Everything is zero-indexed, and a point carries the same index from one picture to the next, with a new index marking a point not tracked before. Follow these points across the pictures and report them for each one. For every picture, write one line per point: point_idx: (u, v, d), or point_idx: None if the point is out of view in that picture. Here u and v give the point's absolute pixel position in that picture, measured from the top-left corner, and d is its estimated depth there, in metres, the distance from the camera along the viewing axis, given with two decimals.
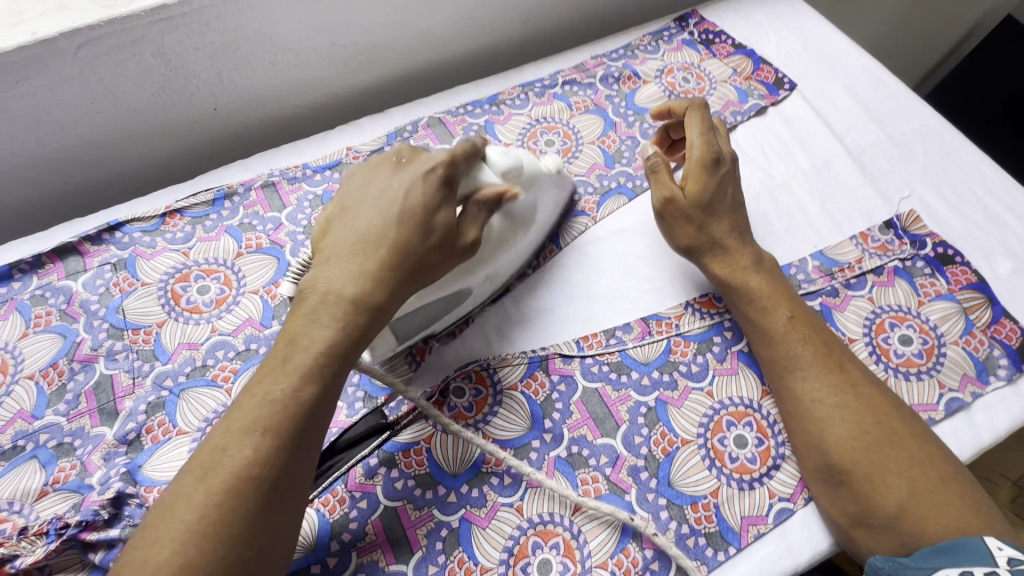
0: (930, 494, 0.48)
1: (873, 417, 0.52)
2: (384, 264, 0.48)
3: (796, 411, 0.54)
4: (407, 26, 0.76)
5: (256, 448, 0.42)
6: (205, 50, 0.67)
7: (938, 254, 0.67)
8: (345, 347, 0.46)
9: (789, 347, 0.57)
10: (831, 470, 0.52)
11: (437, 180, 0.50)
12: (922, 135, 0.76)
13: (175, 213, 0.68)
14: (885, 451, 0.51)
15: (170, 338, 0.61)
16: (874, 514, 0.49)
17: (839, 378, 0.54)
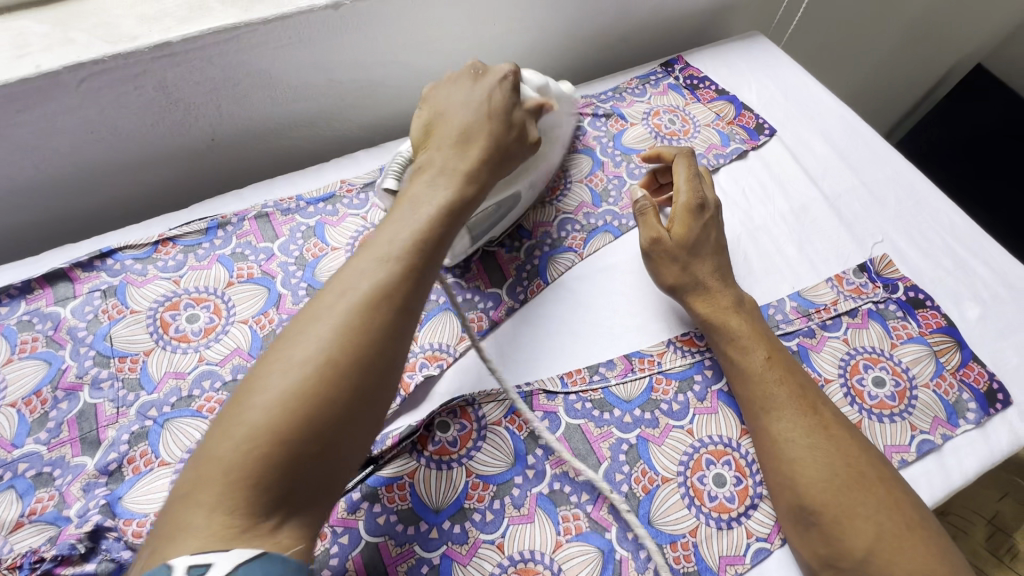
0: (895, 540, 0.50)
1: (845, 460, 0.54)
2: (482, 147, 0.59)
3: (772, 451, 0.56)
4: (403, 65, 0.79)
5: (381, 290, 0.47)
6: (205, 84, 0.69)
7: (910, 298, 0.69)
8: (451, 218, 0.54)
9: (766, 388, 0.58)
10: (803, 511, 0.53)
11: (509, 86, 0.63)
12: (894, 182, 0.80)
13: (168, 240, 0.69)
14: (853, 495, 0.52)
15: (156, 367, 0.61)
16: (843, 557, 0.50)
17: (813, 420, 0.56)
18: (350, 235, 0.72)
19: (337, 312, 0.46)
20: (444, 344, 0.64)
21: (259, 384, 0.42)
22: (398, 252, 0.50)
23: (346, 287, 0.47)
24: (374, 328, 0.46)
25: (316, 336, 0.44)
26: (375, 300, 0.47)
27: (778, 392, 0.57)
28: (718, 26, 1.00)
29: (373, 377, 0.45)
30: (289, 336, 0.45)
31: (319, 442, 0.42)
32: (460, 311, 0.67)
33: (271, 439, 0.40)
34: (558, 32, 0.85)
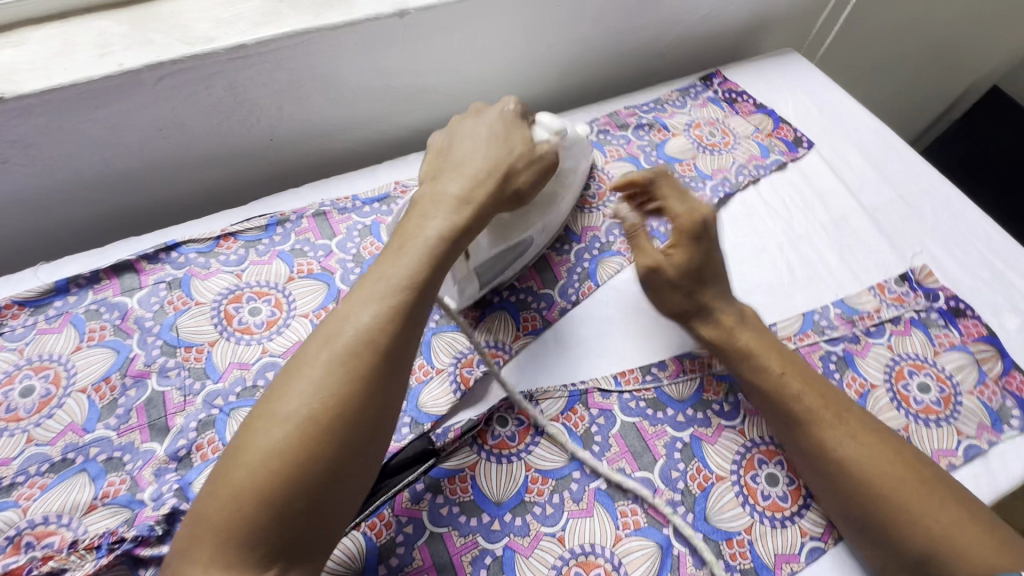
0: (956, 538, 0.49)
1: (883, 463, 0.53)
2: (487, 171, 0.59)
3: (813, 463, 0.56)
4: (456, 73, 0.81)
5: (366, 342, 0.46)
6: (272, 86, 0.71)
7: (951, 307, 0.71)
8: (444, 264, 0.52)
9: (788, 403, 0.57)
10: (858, 524, 0.53)
11: (512, 112, 0.65)
12: (930, 196, 0.82)
13: (230, 235, 0.71)
14: (898, 500, 0.51)
15: (221, 357, 0.63)
16: (902, 562, 0.51)
17: (837, 431, 0.55)
18: None
19: (337, 349, 0.45)
20: (501, 343, 0.66)
21: (262, 426, 0.43)
22: (395, 281, 0.50)
23: (335, 331, 0.47)
24: (370, 355, 0.46)
25: (312, 378, 0.44)
26: (368, 331, 0.46)
27: (796, 405, 0.57)
28: (752, 42, 1.03)
29: (368, 412, 0.45)
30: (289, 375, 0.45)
31: (304, 498, 0.41)
32: (513, 311, 0.69)
33: (270, 481, 0.40)
34: (603, 45, 0.88)
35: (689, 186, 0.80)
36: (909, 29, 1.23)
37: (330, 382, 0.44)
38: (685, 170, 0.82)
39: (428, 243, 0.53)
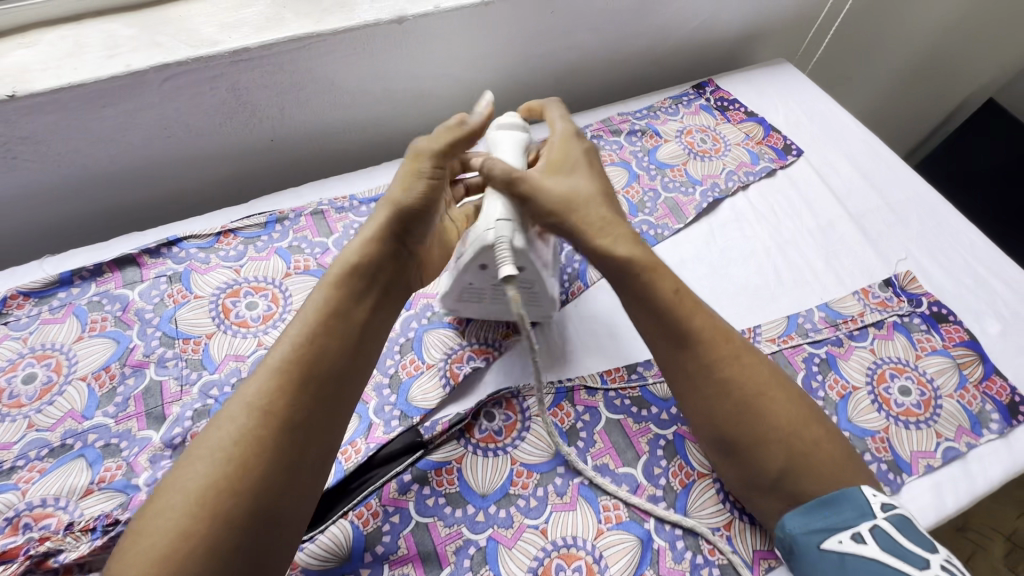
0: (804, 458, 0.54)
1: (756, 391, 0.56)
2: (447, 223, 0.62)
3: (681, 379, 0.58)
4: (453, 77, 0.84)
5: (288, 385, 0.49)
6: (273, 88, 0.74)
7: (933, 312, 0.72)
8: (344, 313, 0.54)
9: (688, 322, 0.58)
10: (721, 442, 0.56)
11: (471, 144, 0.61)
12: (916, 204, 0.83)
13: (230, 232, 0.73)
14: (763, 421, 0.55)
15: (217, 349, 0.65)
16: (759, 478, 0.54)
17: (727, 351, 0.58)
18: None
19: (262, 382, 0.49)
20: (492, 339, 0.68)
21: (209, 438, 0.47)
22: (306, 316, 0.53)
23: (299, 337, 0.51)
24: (283, 384, 0.49)
25: (252, 395, 0.48)
26: (286, 363, 0.50)
27: (694, 323, 0.58)
28: (746, 52, 1.05)
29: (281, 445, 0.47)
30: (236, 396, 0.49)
31: (225, 525, 0.43)
32: None
33: (204, 494, 0.43)
34: (598, 53, 0.91)
35: (679, 192, 0.82)
36: (897, 35, 1.26)
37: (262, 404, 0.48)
38: (676, 175, 0.84)
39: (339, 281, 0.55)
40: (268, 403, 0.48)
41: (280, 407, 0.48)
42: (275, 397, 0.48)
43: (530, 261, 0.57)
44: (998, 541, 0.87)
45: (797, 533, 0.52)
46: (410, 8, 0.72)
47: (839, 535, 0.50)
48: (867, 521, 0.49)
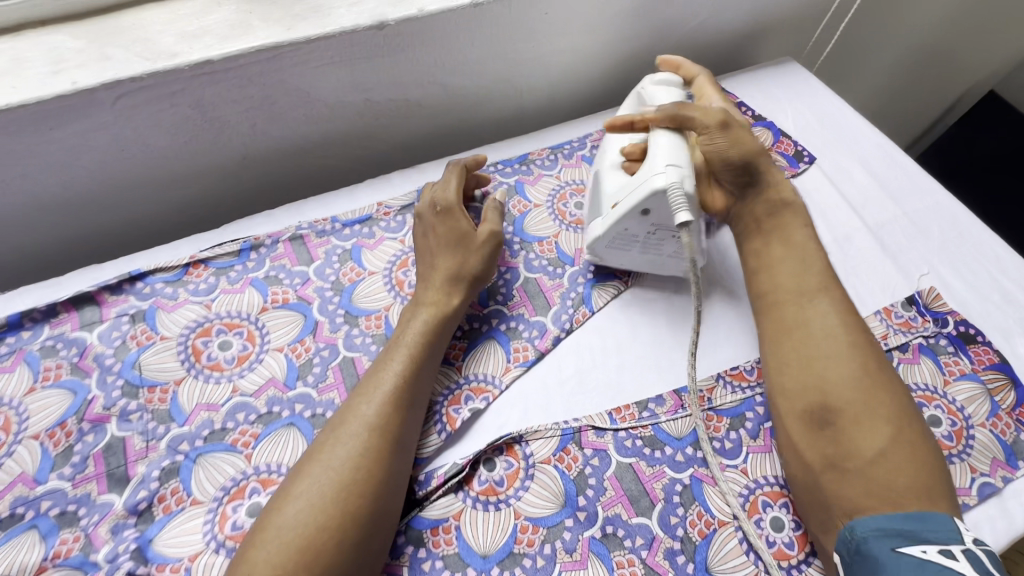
0: (908, 448, 0.50)
1: (878, 367, 0.55)
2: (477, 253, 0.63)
3: (798, 337, 0.58)
4: (441, 85, 0.77)
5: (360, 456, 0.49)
6: (242, 102, 0.67)
7: (960, 332, 0.68)
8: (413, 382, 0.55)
9: (819, 282, 0.61)
10: (820, 410, 0.54)
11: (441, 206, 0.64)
12: (936, 213, 0.79)
13: (199, 262, 0.67)
14: (876, 399, 0.53)
15: (187, 398, 0.59)
16: (849, 457, 0.51)
17: (857, 325, 0.58)
18: (388, 259, 0.69)
19: (324, 467, 0.48)
20: (490, 376, 0.62)
21: (273, 522, 0.45)
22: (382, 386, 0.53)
23: (342, 420, 0.52)
24: (357, 456, 0.49)
25: (331, 465, 0.48)
26: (369, 429, 0.50)
27: (836, 286, 0.60)
28: (749, 51, 0.99)
29: (353, 520, 0.46)
30: (291, 484, 0.48)
31: None
32: (504, 341, 0.65)
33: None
34: (595, 55, 0.84)
35: None
36: (899, 21, 1.20)
37: (329, 490, 0.47)
38: None
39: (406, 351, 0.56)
40: (335, 490, 0.47)
41: (345, 488, 0.47)
42: (338, 493, 0.47)
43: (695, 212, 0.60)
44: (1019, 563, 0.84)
45: (869, 535, 0.47)
46: (390, 12, 0.66)
47: (923, 545, 0.44)
48: (957, 542, 0.44)
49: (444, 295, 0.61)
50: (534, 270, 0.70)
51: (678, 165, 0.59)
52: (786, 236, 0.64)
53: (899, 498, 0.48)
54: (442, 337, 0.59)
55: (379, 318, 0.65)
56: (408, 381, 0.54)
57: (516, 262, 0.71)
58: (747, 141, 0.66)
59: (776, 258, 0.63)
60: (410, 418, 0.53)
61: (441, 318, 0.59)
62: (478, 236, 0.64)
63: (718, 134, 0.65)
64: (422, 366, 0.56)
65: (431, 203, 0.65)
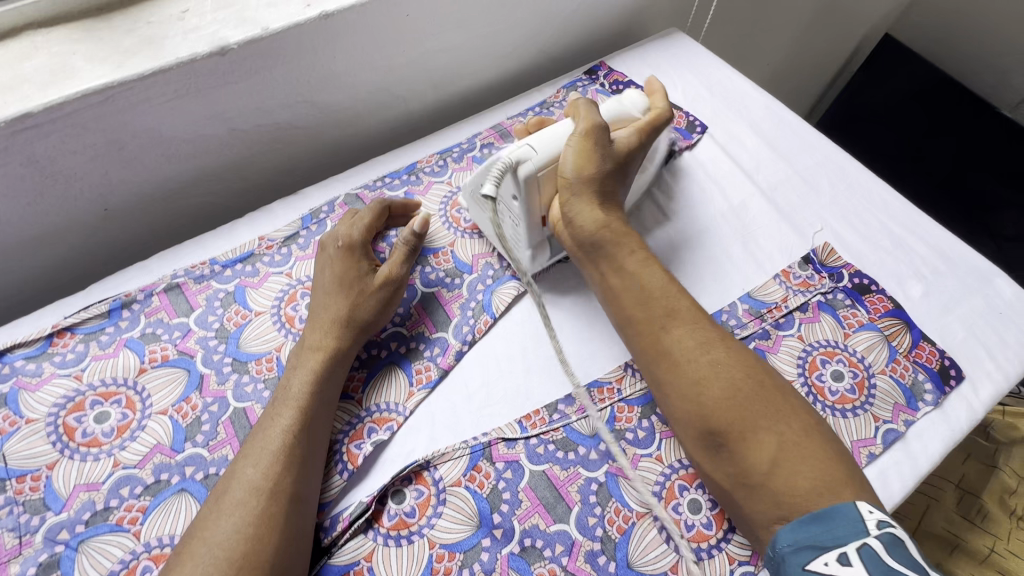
0: (796, 449, 0.50)
1: (743, 374, 0.54)
2: (369, 292, 0.60)
3: (671, 367, 0.55)
4: (311, 104, 0.73)
5: (244, 531, 0.46)
6: (84, 152, 0.62)
7: (856, 284, 0.69)
8: (302, 439, 0.52)
9: (671, 301, 0.58)
10: (711, 435, 0.52)
11: (341, 248, 0.62)
12: (826, 168, 0.80)
13: (64, 330, 0.62)
14: (756, 406, 0.52)
15: (63, 482, 0.54)
16: (751, 472, 0.50)
17: (708, 336, 0.56)
18: (275, 296, 0.66)
19: (210, 547, 0.45)
20: (394, 403, 0.60)
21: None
22: (270, 448, 0.51)
23: (225, 489, 0.49)
24: (243, 532, 0.46)
25: (214, 549, 0.45)
26: (255, 494, 0.48)
27: (681, 304, 0.58)
28: (635, 27, 0.98)
29: None
30: (174, 570, 0.44)
31: None
32: (406, 363, 0.62)
33: None
34: (473, 52, 0.81)
35: None
36: None
37: (218, 569, 0.44)
38: None
39: (291, 411, 0.53)
40: (225, 567, 0.44)
41: (237, 563, 0.44)
42: (229, 570, 0.44)
43: (521, 194, 0.60)
44: (949, 491, 0.88)
45: (784, 551, 0.46)
46: (231, 35, 0.62)
47: (825, 556, 0.43)
48: (856, 540, 0.43)
49: (335, 337, 0.58)
50: (432, 284, 0.68)
51: (536, 148, 0.60)
52: (622, 260, 0.61)
53: (804, 501, 0.47)
54: (333, 382, 0.57)
55: (270, 360, 0.62)
56: (297, 437, 0.52)
57: (413, 278, 0.68)
58: (590, 164, 0.60)
59: (613, 289, 0.60)
60: (307, 473, 0.51)
61: (330, 363, 0.57)
62: (376, 279, 0.61)
63: (574, 145, 0.61)
64: (313, 416, 0.54)
65: (334, 238, 0.63)
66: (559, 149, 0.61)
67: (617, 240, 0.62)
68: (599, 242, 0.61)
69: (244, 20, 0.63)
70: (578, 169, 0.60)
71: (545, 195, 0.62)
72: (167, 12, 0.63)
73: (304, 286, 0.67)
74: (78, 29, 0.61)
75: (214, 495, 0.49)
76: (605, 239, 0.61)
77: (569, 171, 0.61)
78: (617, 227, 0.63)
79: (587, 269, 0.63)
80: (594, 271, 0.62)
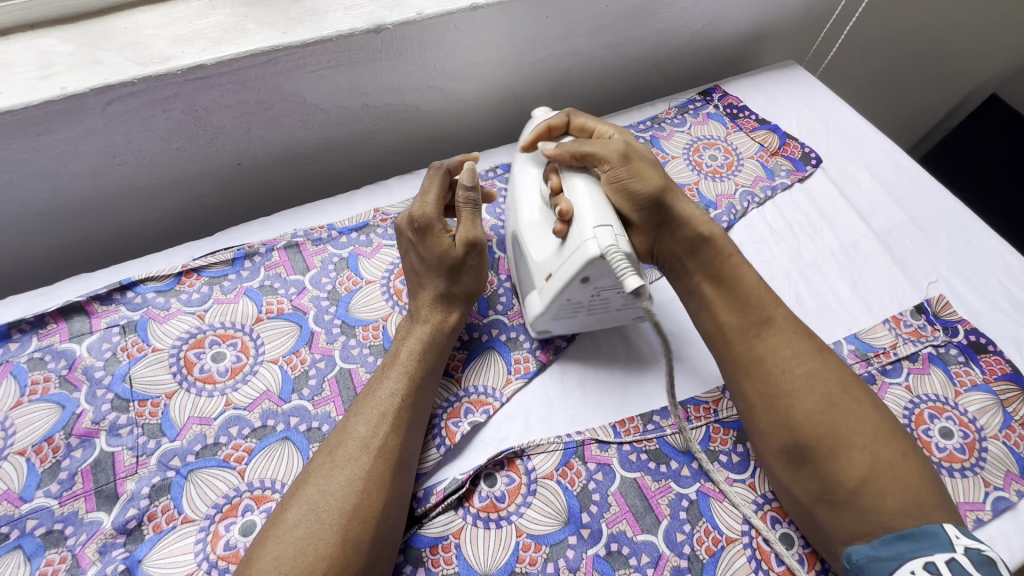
0: (890, 468, 0.49)
1: (840, 389, 0.53)
2: (458, 266, 0.59)
3: (761, 377, 0.55)
4: (439, 90, 0.76)
5: (350, 488, 0.48)
6: (236, 107, 0.65)
7: (971, 341, 0.66)
8: (404, 406, 0.53)
9: (767, 309, 0.57)
10: (796, 446, 0.52)
11: (416, 231, 0.59)
12: (943, 219, 0.77)
13: (192, 271, 0.65)
14: (847, 422, 0.51)
15: (179, 412, 0.57)
16: (836, 487, 0.50)
17: (809, 347, 0.56)
18: (385, 268, 0.68)
19: (320, 497, 0.48)
20: (491, 388, 0.61)
21: (270, 550, 0.45)
22: (373, 413, 0.53)
23: (337, 442, 0.51)
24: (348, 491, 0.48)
25: (326, 496, 0.48)
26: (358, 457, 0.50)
27: (776, 314, 0.57)
28: (751, 56, 0.98)
29: (356, 552, 0.46)
30: (288, 507, 0.48)
31: None
32: (506, 352, 0.63)
33: None
34: (595, 59, 0.83)
35: None
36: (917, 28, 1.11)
37: (329, 517, 0.46)
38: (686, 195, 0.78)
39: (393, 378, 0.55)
40: (337, 516, 0.47)
41: (348, 513, 0.47)
42: (340, 519, 0.46)
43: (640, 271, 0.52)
44: None
45: (862, 563, 0.47)
46: (388, 15, 0.65)
47: (910, 565, 0.45)
48: (942, 554, 0.44)
49: (440, 314, 0.60)
50: None
51: (608, 222, 0.52)
52: (720, 267, 0.59)
53: (890, 520, 0.47)
54: (438, 356, 0.58)
55: (376, 328, 0.64)
56: (401, 401, 0.54)
57: None
58: (651, 176, 0.58)
59: (711, 298, 0.59)
60: (411, 437, 0.53)
61: (435, 336, 0.58)
62: (461, 249, 0.59)
63: (625, 171, 0.57)
64: (419, 385, 0.55)
65: (408, 220, 0.59)
66: (612, 181, 0.57)
67: (715, 247, 0.59)
68: (700, 246, 0.60)
69: (399, 3, 0.66)
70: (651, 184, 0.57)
71: None
72: None
73: None
74: None
75: (315, 457, 0.51)
76: (704, 242, 0.59)
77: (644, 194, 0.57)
78: (714, 230, 0.60)
79: (684, 277, 0.62)
80: (689, 278, 0.61)
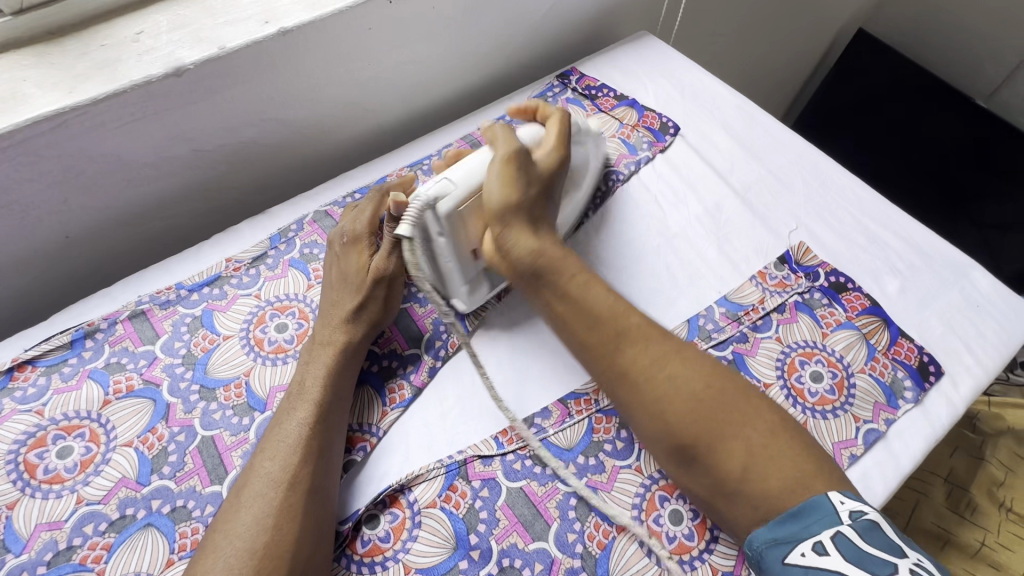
0: (765, 451, 0.49)
1: (704, 383, 0.52)
2: (364, 289, 0.60)
3: (630, 389, 0.53)
4: (276, 121, 0.72)
5: (260, 561, 0.45)
6: (40, 179, 0.60)
7: (832, 283, 0.69)
8: (303, 468, 0.50)
9: (620, 320, 0.56)
10: (681, 449, 0.51)
11: (350, 246, 0.63)
12: (799, 166, 0.79)
13: (25, 364, 0.60)
14: (718, 415, 0.51)
15: (24, 522, 0.52)
16: (725, 482, 0.49)
17: (666, 346, 0.55)
18: (243, 318, 0.64)
19: (227, 563, 0.45)
20: (367, 424, 0.59)
21: None
22: (273, 476, 0.50)
23: (246, 491, 0.50)
24: (258, 557, 0.46)
25: (231, 566, 0.45)
26: (266, 520, 0.47)
27: (631, 323, 0.56)
28: (606, 31, 0.98)
29: None
30: (199, 569, 0.45)
31: None
32: (379, 384, 0.61)
33: None
34: (440, 62, 0.80)
35: None
36: None
37: None
38: None
39: (288, 441, 0.52)
40: None
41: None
42: (254, 559, 0.45)
43: (448, 232, 0.56)
44: (937, 485, 0.86)
45: (761, 550, 0.45)
46: (188, 55, 0.60)
47: (801, 547, 0.43)
48: (829, 529, 0.43)
49: (345, 333, 0.59)
50: (404, 299, 0.67)
51: (456, 180, 0.56)
52: (567, 284, 0.58)
53: (779, 500, 0.47)
54: (341, 403, 0.56)
55: (238, 386, 0.60)
56: (299, 461, 0.51)
57: None
58: (514, 189, 0.57)
59: (564, 316, 0.58)
60: (324, 464, 0.52)
61: (342, 357, 0.58)
62: (377, 275, 0.61)
63: (496, 171, 0.57)
64: (320, 433, 0.53)
65: (339, 234, 0.63)
66: (477, 177, 0.57)
67: (558, 265, 0.58)
68: (540, 268, 0.58)
69: (201, 39, 0.62)
70: (505, 197, 0.57)
71: (470, 229, 0.59)
72: (121, 34, 0.61)
73: (273, 307, 0.65)
74: (30, 54, 0.59)
75: (214, 524, 0.49)
76: (544, 265, 0.58)
77: (495, 200, 0.57)
78: (553, 250, 0.59)
79: (534, 298, 0.60)
80: (539, 298, 0.59)
